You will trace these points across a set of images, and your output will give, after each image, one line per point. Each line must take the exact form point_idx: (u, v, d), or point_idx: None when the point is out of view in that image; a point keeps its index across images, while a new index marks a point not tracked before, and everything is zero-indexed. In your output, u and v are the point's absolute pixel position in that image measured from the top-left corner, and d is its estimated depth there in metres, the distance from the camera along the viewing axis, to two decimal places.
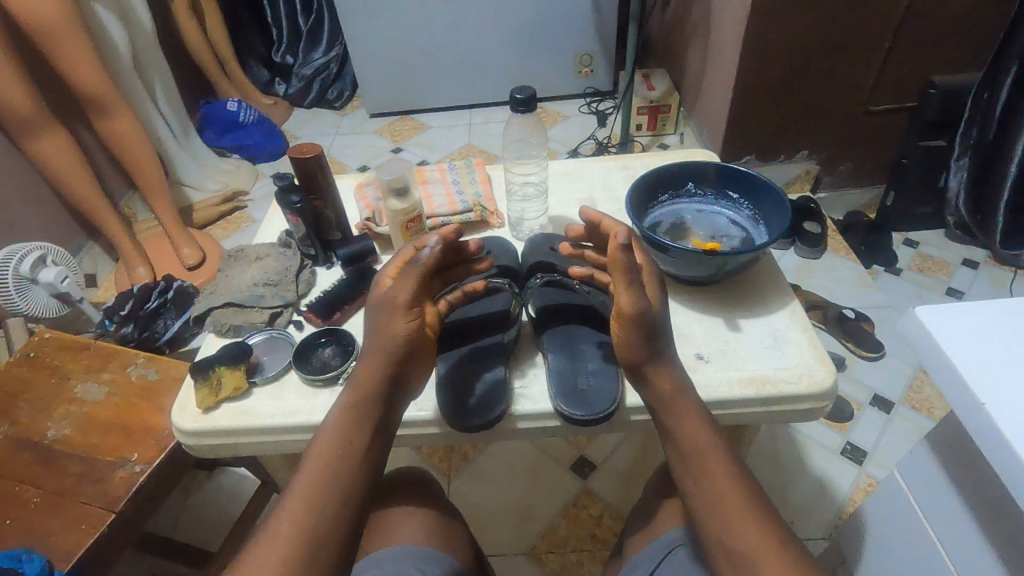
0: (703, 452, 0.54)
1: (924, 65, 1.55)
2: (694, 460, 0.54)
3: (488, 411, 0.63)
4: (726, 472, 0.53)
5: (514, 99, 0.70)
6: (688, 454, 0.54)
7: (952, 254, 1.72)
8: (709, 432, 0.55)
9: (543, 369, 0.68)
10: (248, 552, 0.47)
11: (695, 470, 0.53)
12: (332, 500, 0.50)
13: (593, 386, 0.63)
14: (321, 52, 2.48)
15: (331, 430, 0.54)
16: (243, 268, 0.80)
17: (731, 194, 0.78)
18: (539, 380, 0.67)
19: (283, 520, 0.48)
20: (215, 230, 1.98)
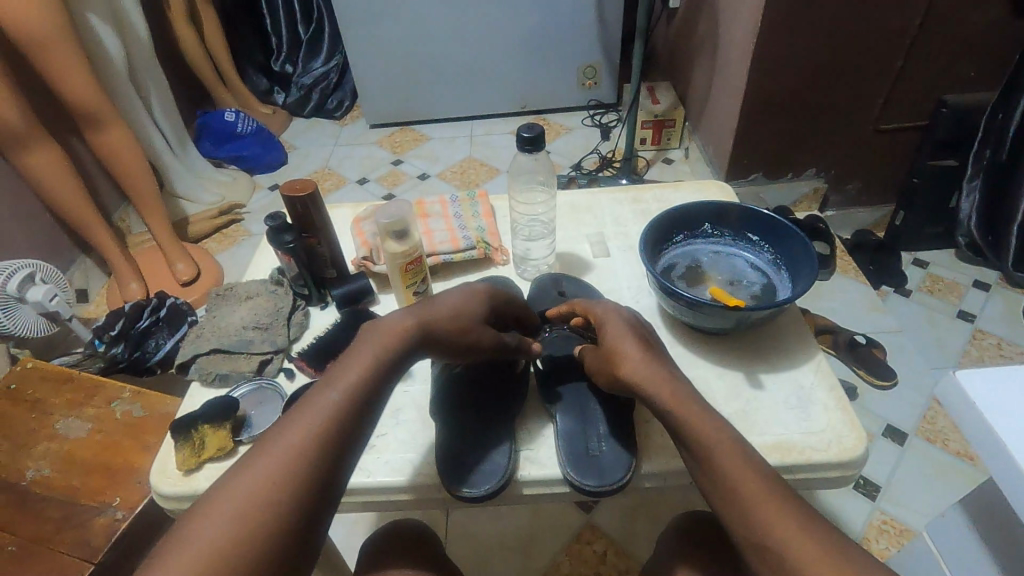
0: (730, 466, 0.50)
1: (939, 84, 1.50)
2: (726, 478, 0.50)
3: (490, 480, 0.59)
4: (765, 489, 0.49)
5: (522, 137, 0.66)
6: (717, 470, 0.50)
7: (963, 275, 1.67)
8: (735, 449, 0.51)
9: (550, 431, 0.66)
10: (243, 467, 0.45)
11: (726, 496, 0.49)
12: (333, 435, 0.47)
13: (607, 451, 0.61)
14: (320, 62, 2.44)
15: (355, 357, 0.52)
16: (231, 309, 0.75)
17: (751, 236, 0.74)
18: (549, 440, 0.65)
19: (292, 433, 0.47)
20: (211, 243, 1.93)
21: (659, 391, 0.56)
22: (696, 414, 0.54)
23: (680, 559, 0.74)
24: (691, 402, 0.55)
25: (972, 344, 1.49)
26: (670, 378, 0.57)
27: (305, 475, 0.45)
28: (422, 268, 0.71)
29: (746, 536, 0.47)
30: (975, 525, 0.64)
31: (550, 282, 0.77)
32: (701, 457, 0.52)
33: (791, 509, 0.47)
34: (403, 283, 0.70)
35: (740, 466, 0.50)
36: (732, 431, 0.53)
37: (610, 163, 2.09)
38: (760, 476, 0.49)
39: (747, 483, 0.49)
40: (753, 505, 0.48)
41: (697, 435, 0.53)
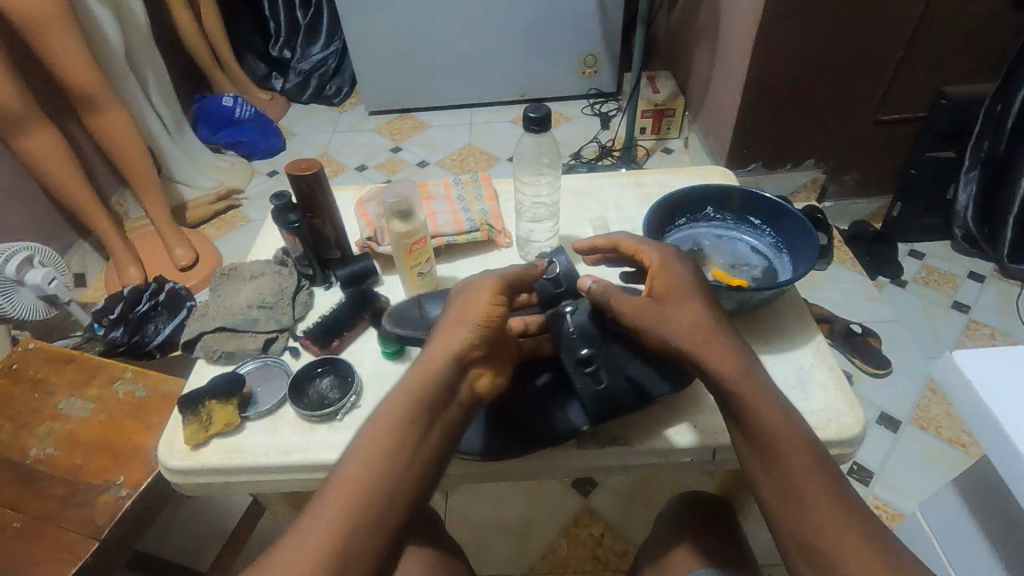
0: (792, 462, 0.49)
1: (939, 75, 1.51)
2: (778, 456, 0.49)
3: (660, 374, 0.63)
4: (823, 488, 0.48)
5: (528, 118, 0.66)
6: (779, 466, 0.49)
7: (959, 266, 1.69)
8: (804, 448, 0.49)
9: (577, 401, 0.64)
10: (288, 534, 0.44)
11: (783, 494, 0.49)
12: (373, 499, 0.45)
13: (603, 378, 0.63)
14: (319, 48, 2.42)
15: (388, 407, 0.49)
16: (236, 288, 0.75)
17: (753, 220, 0.75)
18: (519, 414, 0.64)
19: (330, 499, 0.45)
20: (209, 228, 1.92)
21: (729, 369, 0.52)
22: (766, 404, 0.51)
23: (676, 540, 0.75)
24: (763, 388, 0.52)
25: (965, 334, 1.51)
26: (736, 353, 0.53)
27: (365, 519, 0.44)
28: (427, 249, 0.71)
29: (793, 532, 0.48)
30: (967, 505, 0.65)
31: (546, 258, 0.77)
32: (758, 446, 0.50)
33: (845, 505, 0.47)
34: (408, 263, 0.70)
35: (807, 468, 0.49)
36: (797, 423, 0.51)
37: (609, 153, 2.09)
38: (822, 474, 0.49)
39: (807, 484, 0.48)
40: (810, 505, 0.47)
41: (765, 427, 0.50)
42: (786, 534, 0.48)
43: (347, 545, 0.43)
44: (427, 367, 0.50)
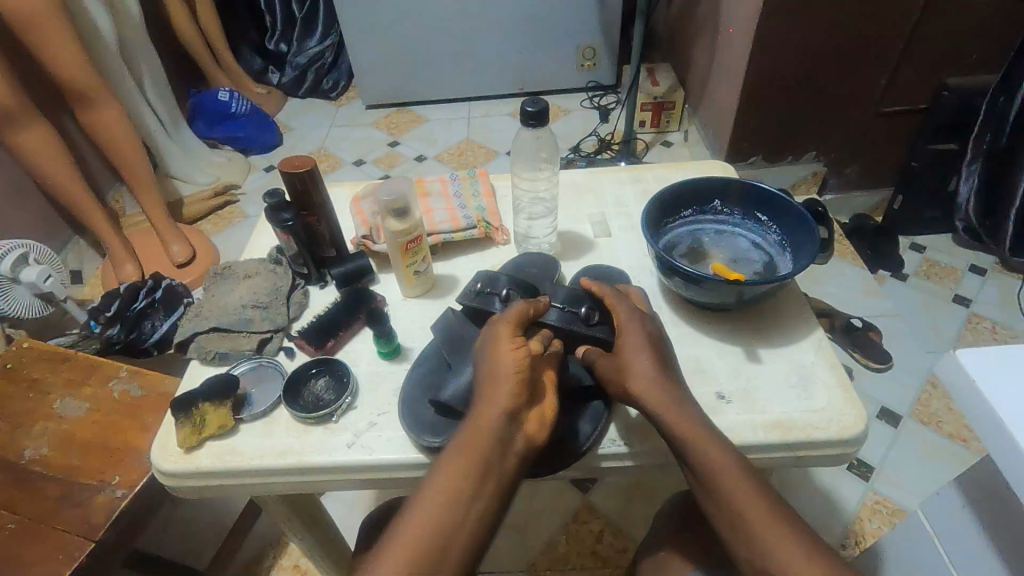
0: (736, 494, 0.51)
1: (941, 66, 1.49)
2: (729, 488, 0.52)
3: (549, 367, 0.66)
4: (767, 515, 0.50)
5: (525, 113, 0.64)
6: (724, 498, 0.52)
7: (960, 259, 1.68)
8: (747, 481, 0.52)
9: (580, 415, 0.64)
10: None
11: (732, 523, 0.51)
12: (428, 552, 0.48)
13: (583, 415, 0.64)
14: (315, 41, 2.40)
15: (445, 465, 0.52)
16: (230, 288, 0.74)
17: (758, 216, 0.73)
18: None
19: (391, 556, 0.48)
20: (206, 225, 1.91)
21: (670, 412, 0.55)
22: (705, 441, 0.54)
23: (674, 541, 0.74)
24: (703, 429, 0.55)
25: (966, 328, 1.50)
26: (681, 398, 0.57)
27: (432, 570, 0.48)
28: (422, 247, 0.70)
29: (747, 559, 0.50)
30: (970, 504, 0.65)
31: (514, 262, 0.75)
32: (705, 478, 0.53)
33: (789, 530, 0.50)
34: (404, 262, 0.69)
35: (751, 499, 0.51)
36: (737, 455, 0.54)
37: (608, 146, 2.07)
38: (765, 502, 0.51)
39: (752, 516, 0.50)
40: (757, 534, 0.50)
41: (706, 461, 0.53)
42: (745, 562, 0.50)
43: None
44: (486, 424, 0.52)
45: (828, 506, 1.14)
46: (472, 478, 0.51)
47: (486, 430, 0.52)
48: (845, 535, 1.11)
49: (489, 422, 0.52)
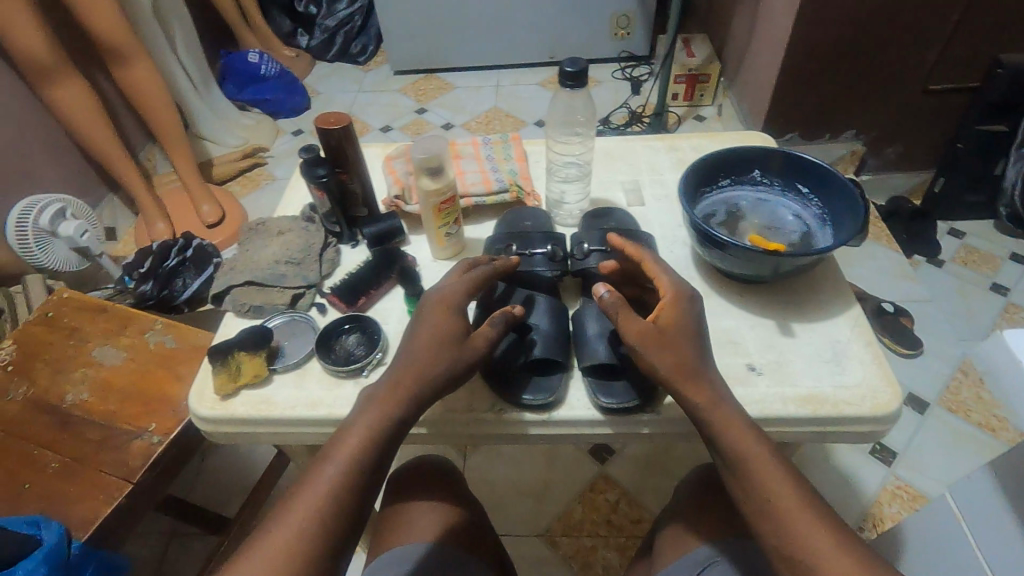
0: (770, 483, 0.49)
1: (998, 41, 1.41)
2: (762, 488, 0.49)
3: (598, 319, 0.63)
4: (803, 504, 0.48)
5: (564, 72, 0.62)
6: (760, 492, 0.49)
7: (1001, 247, 1.62)
8: (779, 471, 0.50)
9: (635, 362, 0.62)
10: (283, 505, 0.48)
11: (762, 513, 0.48)
12: (359, 470, 0.50)
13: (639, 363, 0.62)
14: (345, 3, 2.35)
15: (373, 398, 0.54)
16: (263, 244, 0.75)
17: (800, 188, 0.71)
18: (576, 405, 0.61)
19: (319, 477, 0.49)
20: (235, 186, 1.93)
21: (699, 399, 0.53)
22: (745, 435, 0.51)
23: (694, 512, 0.74)
24: (737, 419, 0.52)
25: (1003, 317, 1.46)
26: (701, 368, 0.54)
27: (356, 478, 0.49)
28: (455, 208, 0.70)
29: (772, 546, 0.48)
30: (1001, 488, 0.63)
31: (509, 218, 0.75)
32: (737, 468, 0.50)
33: (825, 524, 0.47)
34: (436, 222, 0.69)
35: (788, 489, 0.49)
36: (770, 445, 0.51)
37: (639, 119, 2.04)
38: (798, 494, 0.48)
39: (788, 507, 0.48)
40: (796, 528, 0.47)
41: (738, 449, 0.51)
42: (778, 557, 0.47)
43: (333, 511, 0.48)
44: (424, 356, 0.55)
45: (846, 488, 1.14)
46: (400, 399, 0.53)
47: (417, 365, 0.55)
48: (863, 518, 1.11)
49: (432, 348, 0.55)
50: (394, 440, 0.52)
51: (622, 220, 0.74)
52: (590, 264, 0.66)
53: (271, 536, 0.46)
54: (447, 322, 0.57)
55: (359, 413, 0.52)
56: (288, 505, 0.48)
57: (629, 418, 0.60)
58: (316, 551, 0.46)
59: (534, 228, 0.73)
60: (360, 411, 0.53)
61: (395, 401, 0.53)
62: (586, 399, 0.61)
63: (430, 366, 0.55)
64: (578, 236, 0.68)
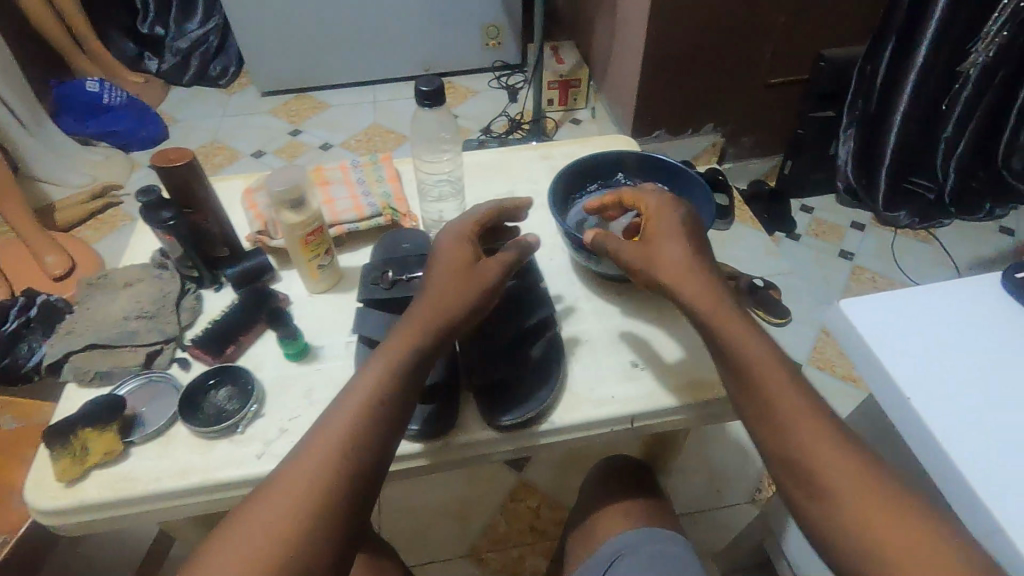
0: (776, 388, 0.49)
1: (818, 38, 1.59)
2: (767, 395, 0.49)
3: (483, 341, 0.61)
4: (819, 420, 0.48)
5: (419, 92, 0.61)
6: (763, 398, 0.49)
7: (843, 217, 1.83)
8: (795, 390, 0.49)
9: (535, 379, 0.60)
10: (267, 494, 0.43)
11: (767, 416, 0.49)
12: (355, 452, 0.46)
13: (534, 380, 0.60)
14: (196, 23, 2.20)
15: (367, 373, 0.50)
16: (109, 299, 0.67)
17: (660, 187, 0.76)
18: (473, 427, 0.59)
19: (309, 460, 0.45)
20: (85, 230, 1.72)
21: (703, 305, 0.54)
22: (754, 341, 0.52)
23: (605, 508, 0.76)
24: (745, 327, 0.53)
25: (852, 279, 1.65)
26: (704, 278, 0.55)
27: (357, 456, 0.45)
28: (324, 239, 0.66)
29: (774, 452, 0.48)
30: None
31: (385, 243, 0.72)
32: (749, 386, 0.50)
33: (841, 440, 0.47)
34: (305, 256, 0.65)
35: (804, 406, 0.48)
36: (791, 368, 0.51)
37: (519, 126, 2.08)
38: (814, 412, 0.48)
39: (803, 422, 0.47)
40: (806, 440, 0.47)
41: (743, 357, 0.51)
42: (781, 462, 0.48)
43: (330, 494, 0.43)
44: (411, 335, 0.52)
45: (742, 455, 1.23)
46: (398, 372, 0.50)
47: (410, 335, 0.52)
48: (760, 479, 1.20)
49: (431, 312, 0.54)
50: (397, 413, 0.49)
51: None
52: None
53: (257, 525, 0.41)
54: (446, 281, 0.55)
55: (354, 390, 0.49)
56: (278, 490, 0.43)
57: (529, 434, 0.59)
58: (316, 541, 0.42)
59: (412, 250, 0.70)
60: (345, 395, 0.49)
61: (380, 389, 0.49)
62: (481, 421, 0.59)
63: (412, 350, 0.52)
64: None
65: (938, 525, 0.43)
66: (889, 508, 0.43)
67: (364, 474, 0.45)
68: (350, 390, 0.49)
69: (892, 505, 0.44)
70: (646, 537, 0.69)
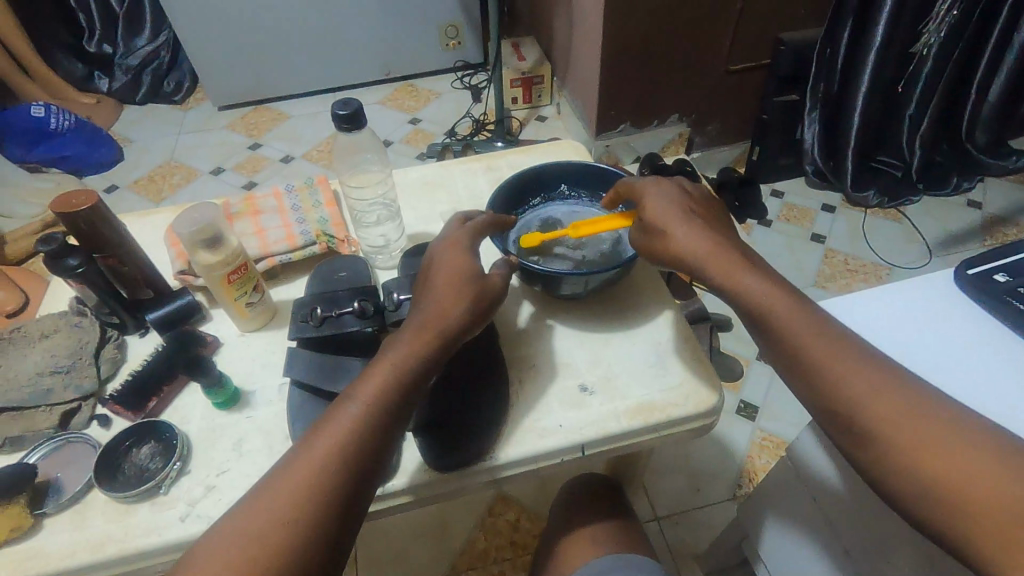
0: (801, 333, 0.49)
1: (777, 23, 1.57)
2: (788, 338, 0.49)
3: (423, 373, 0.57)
4: (854, 363, 0.47)
5: (336, 117, 0.58)
6: (786, 341, 0.49)
7: (813, 200, 1.81)
8: (822, 339, 0.48)
9: (478, 411, 0.57)
10: (263, 490, 0.44)
11: (795, 365, 0.49)
12: (349, 464, 0.46)
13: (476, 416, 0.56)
14: (145, 38, 2.14)
15: (366, 380, 0.50)
16: (22, 355, 0.63)
17: (605, 196, 0.73)
18: (412, 469, 0.55)
19: (302, 463, 0.45)
20: (39, 263, 1.66)
21: (707, 258, 0.55)
22: (770, 292, 0.52)
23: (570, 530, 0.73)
24: (759, 279, 0.52)
25: (825, 263, 1.64)
26: (711, 241, 0.55)
27: (349, 467, 0.46)
28: (250, 275, 0.62)
29: (811, 397, 0.48)
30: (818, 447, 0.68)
31: (320, 273, 0.68)
32: (776, 342, 0.50)
33: (882, 379, 0.46)
34: (229, 295, 0.61)
35: (835, 354, 0.47)
36: (818, 317, 0.50)
37: (483, 127, 2.04)
38: (847, 353, 0.47)
39: (835, 369, 0.47)
40: (841, 386, 0.46)
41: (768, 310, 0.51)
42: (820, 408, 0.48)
43: (318, 501, 0.44)
44: (399, 351, 0.51)
45: (721, 451, 1.22)
46: (397, 383, 0.49)
47: (410, 347, 0.51)
48: (740, 475, 1.19)
49: (427, 324, 0.53)
50: (393, 427, 0.49)
51: None
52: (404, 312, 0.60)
53: (250, 522, 0.43)
54: (443, 295, 0.54)
55: (351, 399, 0.48)
56: (273, 487, 0.44)
57: (475, 470, 0.55)
58: (300, 547, 0.43)
59: (347, 280, 0.66)
60: (333, 415, 0.48)
61: (369, 405, 0.48)
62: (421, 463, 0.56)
63: (405, 365, 0.50)
64: (388, 286, 0.63)
65: (988, 449, 0.41)
66: (929, 442, 0.42)
67: (349, 494, 0.45)
68: (349, 400, 0.48)
69: (942, 437, 0.42)
70: (611, 560, 0.66)
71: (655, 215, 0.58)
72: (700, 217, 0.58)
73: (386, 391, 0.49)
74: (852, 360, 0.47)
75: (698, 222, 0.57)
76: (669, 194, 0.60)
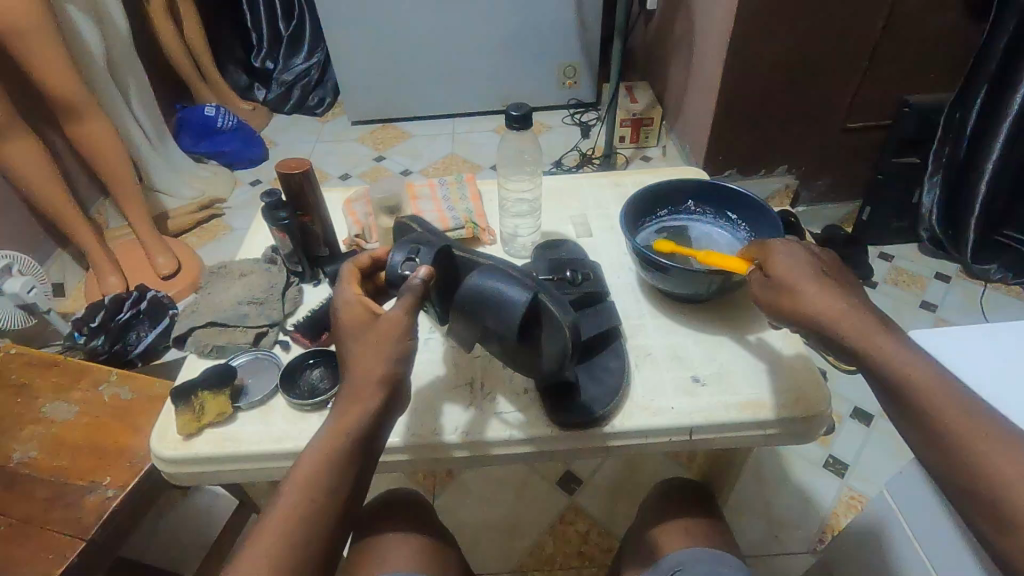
0: (934, 399, 0.46)
1: (902, 83, 1.57)
2: (918, 402, 0.47)
3: None
4: (992, 439, 0.43)
5: (510, 115, 0.69)
6: (912, 401, 0.47)
7: (926, 267, 1.73)
8: (955, 406, 0.45)
9: (596, 382, 0.64)
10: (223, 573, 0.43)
11: (924, 431, 0.46)
12: (312, 538, 0.45)
13: (594, 388, 0.63)
14: (302, 58, 2.46)
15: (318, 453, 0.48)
16: (225, 287, 0.77)
17: (729, 215, 0.78)
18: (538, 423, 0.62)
19: (261, 546, 0.44)
20: (191, 237, 1.91)
21: (841, 319, 0.51)
22: (886, 346, 0.49)
23: (649, 526, 0.78)
24: (872, 325, 0.50)
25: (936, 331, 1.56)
26: (845, 301, 0.52)
27: (312, 542, 0.45)
28: None
29: (939, 464, 0.45)
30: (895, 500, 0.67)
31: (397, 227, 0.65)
32: (900, 400, 0.48)
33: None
34: None
35: (969, 425, 0.44)
36: (948, 382, 0.47)
37: (589, 160, 2.14)
38: (983, 429, 0.44)
39: (957, 426, 0.45)
40: (978, 460, 0.43)
41: (893, 367, 0.48)
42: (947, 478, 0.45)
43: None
44: (360, 370, 0.51)
45: (804, 502, 1.18)
46: (351, 450, 0.48)
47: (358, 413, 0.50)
48: (822, 529, 1.15)
49: (370, 386, 0.50)
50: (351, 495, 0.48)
51: (568, 248, 0.78)
52: (537, 288, 0.66)
53: None
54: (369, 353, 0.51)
55: (307, 471, 0.47)
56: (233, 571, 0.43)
57: (592, 433, 0.62)
58: None
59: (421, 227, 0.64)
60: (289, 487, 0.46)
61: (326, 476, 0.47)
62: (546, 418, 0.63)
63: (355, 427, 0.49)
64: (527, 267, 0.70)
65: None
66: None
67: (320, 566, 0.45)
68: (304, 473, 0.47)
69: None
70: (698, 553, 0.70)
71: (784, 273, 0.55)
72: (833, 280, 0.55)
73: (341, 459, 0.48)
74: (988, 433, 0.44)
75: (833, 287, 0.53)
76: (799, 255, 0.56)
